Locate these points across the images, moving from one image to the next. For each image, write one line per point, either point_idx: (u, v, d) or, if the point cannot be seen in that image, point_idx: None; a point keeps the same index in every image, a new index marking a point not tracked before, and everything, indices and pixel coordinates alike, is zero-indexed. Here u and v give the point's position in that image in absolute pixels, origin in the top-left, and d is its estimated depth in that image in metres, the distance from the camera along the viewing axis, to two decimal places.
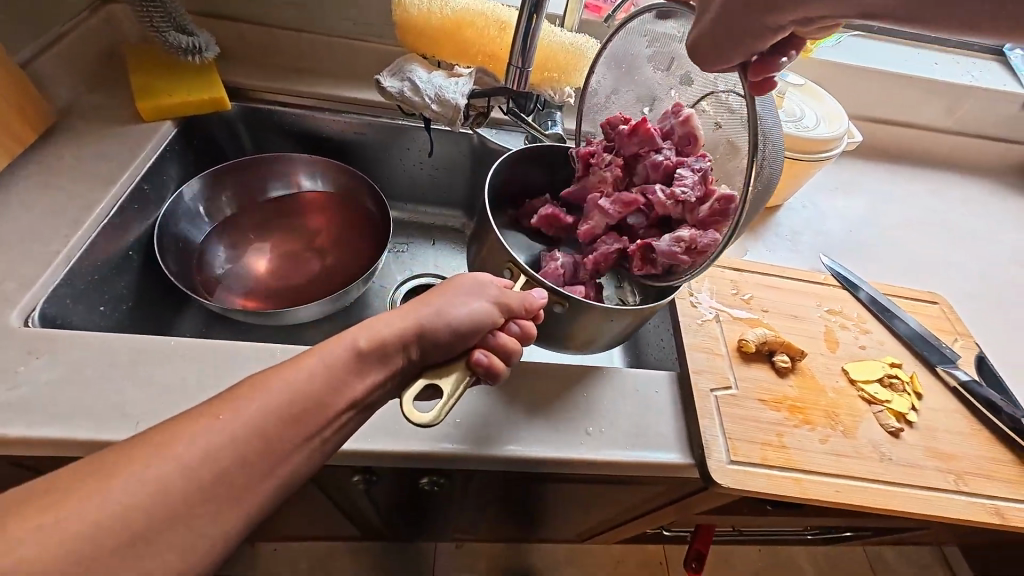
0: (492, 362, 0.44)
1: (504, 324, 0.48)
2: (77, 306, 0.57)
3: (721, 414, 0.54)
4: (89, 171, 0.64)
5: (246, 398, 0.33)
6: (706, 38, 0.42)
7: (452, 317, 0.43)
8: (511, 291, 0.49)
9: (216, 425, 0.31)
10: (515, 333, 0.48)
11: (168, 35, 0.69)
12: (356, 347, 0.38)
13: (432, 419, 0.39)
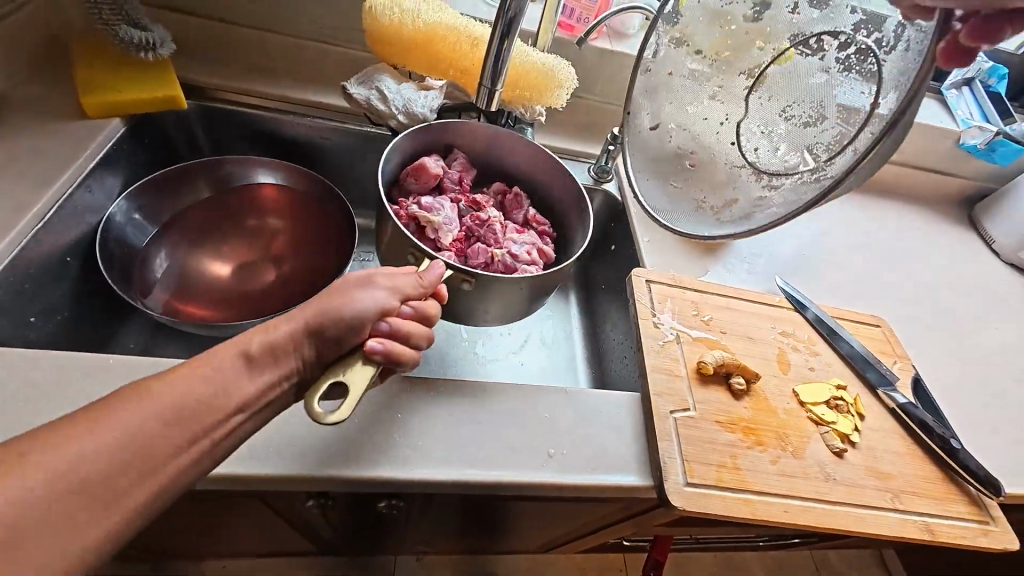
0: (394, 352, 0.43)
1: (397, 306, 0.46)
2: (3, 319, 0.53)
3: (679, 436, 0.55)
4: (24, 170, 0.59)
5: (133, 400, 0.33)
6: None
7: (343, 316, 0.41)
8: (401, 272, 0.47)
9: (110, 417, 0.32)
10: (411, 316, 0.47)
11: (119, 29, 0.65)
12: (244, 353, 0.38)
13: (338, 419, 0.38)
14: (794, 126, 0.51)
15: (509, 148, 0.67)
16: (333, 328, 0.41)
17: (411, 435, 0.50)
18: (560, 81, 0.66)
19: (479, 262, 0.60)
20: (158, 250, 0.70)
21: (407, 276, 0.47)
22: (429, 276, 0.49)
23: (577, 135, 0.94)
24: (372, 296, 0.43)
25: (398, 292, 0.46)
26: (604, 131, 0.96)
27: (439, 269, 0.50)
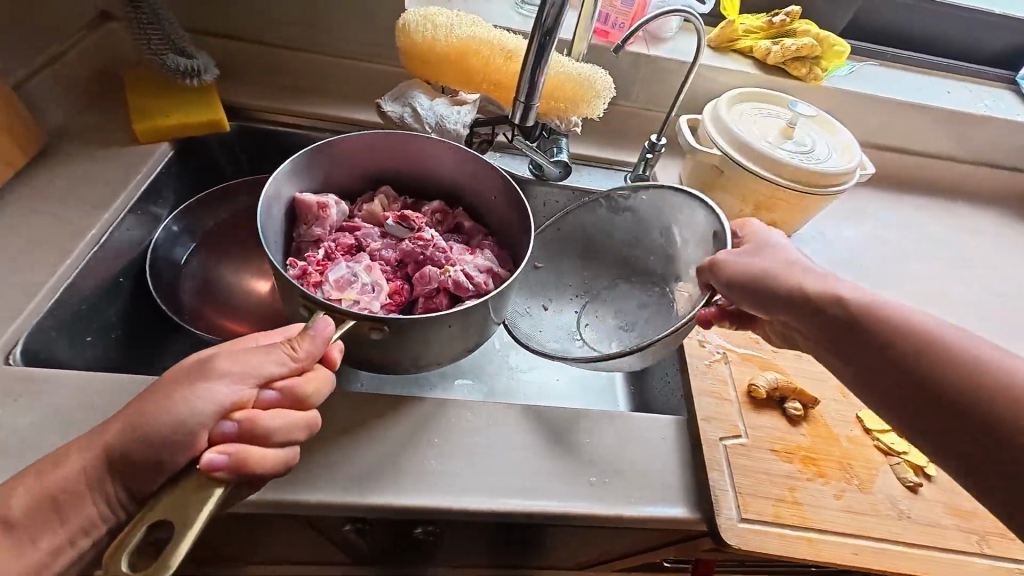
0: (250, 455, 0.37)
1: (249, 398, 0.40)
2: (62, 340, 0.55)
3: (730, 466, 0.51)
4: (80, 197, 0.62)
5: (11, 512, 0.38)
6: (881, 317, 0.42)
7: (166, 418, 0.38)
8: (250, 354, 0.41)
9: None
10: (282, 402, 0.41)
11: (166, 57, 0.67)
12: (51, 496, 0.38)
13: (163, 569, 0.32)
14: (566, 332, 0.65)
15: (430, 154, 0.63)
16: (143, 443, 0.38)
17: (447, 460, 0.49)
18: (596, 91, 0.63)
19: (427, 290, 0.55)
20: (201, 269, 0.71)
21: (280, 352, 0.41)
22: (317, 340, 0.41)
23: (612, 143, 0.91)
24: (210, 394, 0.39)
25: (260, 379, 0.40)
26: (639, 137, 0.93)
27: (328, 322, 0.42)
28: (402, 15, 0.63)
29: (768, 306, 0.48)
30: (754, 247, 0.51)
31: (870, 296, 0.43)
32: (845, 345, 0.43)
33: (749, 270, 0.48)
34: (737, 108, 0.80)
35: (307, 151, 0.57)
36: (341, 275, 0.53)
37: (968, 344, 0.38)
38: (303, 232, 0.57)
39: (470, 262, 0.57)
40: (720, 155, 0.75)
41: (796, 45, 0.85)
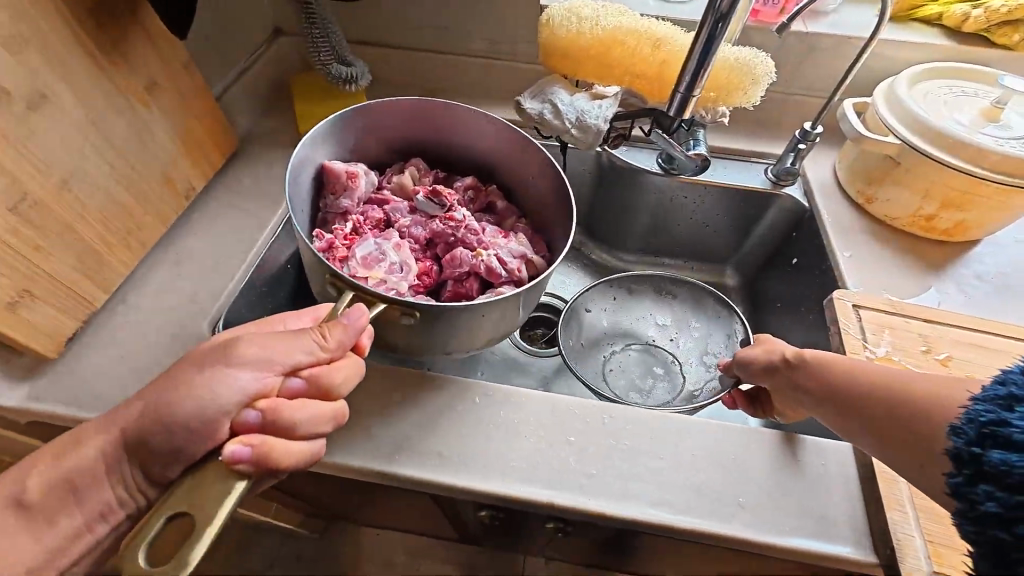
0: (266, 453, 0.38)
1: (278, 385, 0.41)
2: (249, 316, 0.63)
3: (916, 508, 0.44)
4: (261, 192, 0.71)
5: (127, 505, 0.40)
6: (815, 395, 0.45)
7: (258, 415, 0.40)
8: (274, 342, 0.41)
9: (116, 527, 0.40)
10: (304, 391, 0.42)
11: (331, 66, 0.73)
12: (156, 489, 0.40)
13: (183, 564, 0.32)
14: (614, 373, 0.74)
15: (463, 126, 0.64)
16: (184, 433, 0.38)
17: (585, 462, 0.48)
18: (755, 77, 0.57)
19: (457, 274, 0.57)
20: None
21: (303, 340, 0.42)
22: (344, 328, 0.43)
23: (752, 133, 0.83)
24: (240, 382, 0.40)
25: (280, 366, 0.41)
26: (784, 126, 0.84)
27: (361, 311, 0.43)
28: (546, 9, 0.62)
29: (781, 387, 0.49)
30: (766, 346, 0.51)
31: (855, 372, 0.43)
32: (831, 411, 0.44)
33: (751, 364, 0.51)
34: (922, 87, 0.68)
35: (333, 123, 0.60)
36: (369, 252, 0.55)
37: (915, 392, 0.40)
38: (330, 202, 0.60)
39: (504, 246, 0.59)
40: (898, 143, 0.65)
41: (1006, 8, 0.70)
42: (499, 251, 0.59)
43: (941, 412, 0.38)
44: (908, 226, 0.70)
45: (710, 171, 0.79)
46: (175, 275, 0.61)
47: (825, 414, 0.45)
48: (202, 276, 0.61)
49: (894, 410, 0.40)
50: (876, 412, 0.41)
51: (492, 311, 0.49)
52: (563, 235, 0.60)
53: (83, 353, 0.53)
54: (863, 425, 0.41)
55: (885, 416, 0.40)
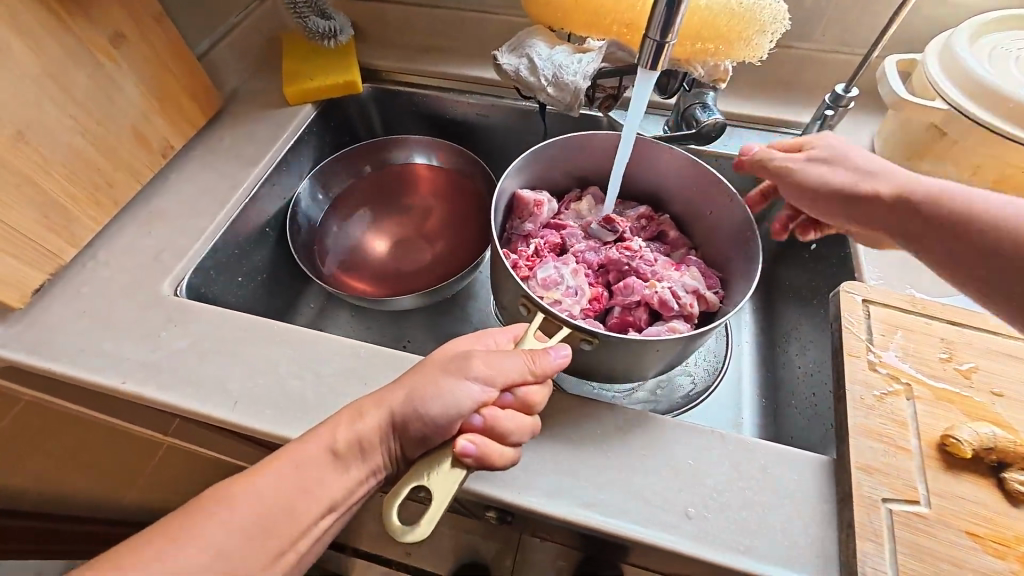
0: (491, 452, 0.38)
1: (498, 395, 0.41)
2: (218, 277, 0.64)
3: (895, 541, 0.38)
4: (240, 153, 0.71)
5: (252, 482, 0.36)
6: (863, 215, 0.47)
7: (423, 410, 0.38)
8: (511, 358, 0.40)
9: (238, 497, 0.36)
10: (516, 405, 0.41)
11: (309, 21, 0.72)
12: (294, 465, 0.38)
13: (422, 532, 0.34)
14: None
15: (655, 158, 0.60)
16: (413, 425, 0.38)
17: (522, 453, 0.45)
18: (761, 24, 0.49)
19: (630, 303, 0.54)
20: (332, 224, 0.78)
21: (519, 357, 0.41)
22: (552, 358, 0.42)
23: (778, 97, 0.73)
24: (468, 390, 0.39)
25: (506, 381, 0.40)
26: (818, 89, 0.73)
27: (563, 348, 0.43)
28: None
29: (865, 219, 0.47)
30: (820, 154, 0.50)
31: (928, 185, 0.44)
32: (914, 233, 0.44)
33: (829, 181, 0.48)
34: (987, 40, 0.56)
35: (538, 150, 0.58)
36: (549, 275, 0.54)
37: (1005, 212, 0.40)
38: (518, 229, 0.60)
39: (678, 279, 0.54)
40: (945, 108, 0.54)
41: None
42: (685, 283, 0.54)
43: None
44: None
45: (722, 140, 0.70)
46: (145, 233, 0.62)
47: (915, 242, 0.44)
48: (172, 236, 0.62)
49: (1002, 257, 0.39)
50: (982, 243, 0.40)
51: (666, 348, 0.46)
52: (746, 279, 0.52)
53: (50, 304, 0.56)
54: (953, 258, 0.42)
55: (988, 264, 0.40)
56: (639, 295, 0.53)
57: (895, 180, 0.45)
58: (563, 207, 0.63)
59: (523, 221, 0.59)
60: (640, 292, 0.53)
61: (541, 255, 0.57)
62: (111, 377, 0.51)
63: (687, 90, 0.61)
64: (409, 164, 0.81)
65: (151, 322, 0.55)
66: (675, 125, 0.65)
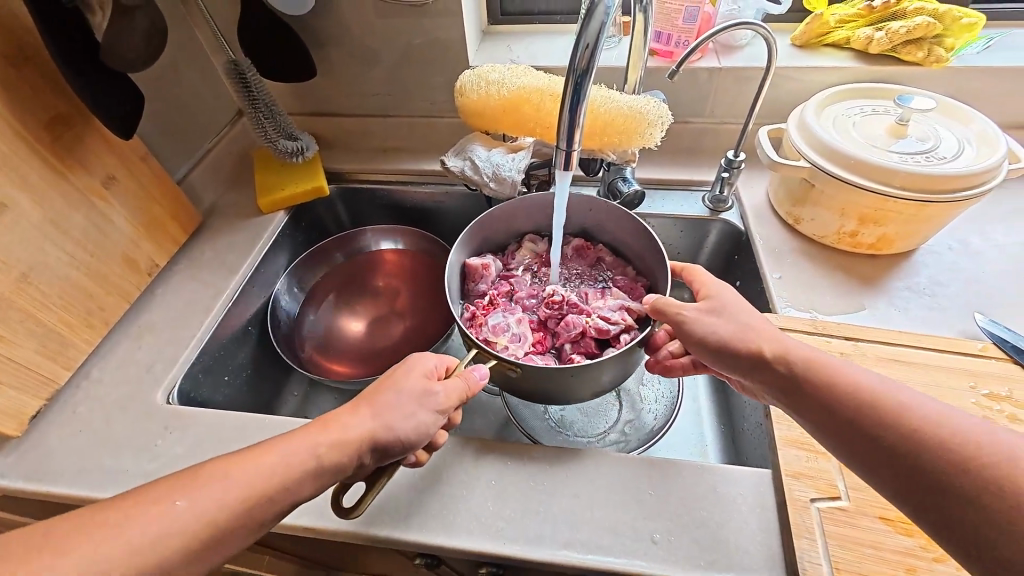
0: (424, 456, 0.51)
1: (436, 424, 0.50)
2: (207, 380, 0.69)
3: (826, 535, 0.44)
4: (221, 262, 0.77)
5: (204, 524, 0.38)
6: (750, 359, 0.47)
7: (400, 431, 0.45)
8: (456, 379, 0.49)
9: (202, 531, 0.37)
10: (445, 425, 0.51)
11: (279, 143, 0.82)
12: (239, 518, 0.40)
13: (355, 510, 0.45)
14: (557, 414, 0.76)
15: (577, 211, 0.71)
16: (396, 447, 0.45)
17: (504, 505, 0.50)
18: (648, 121, 0.62)
19: (575, 334, 0.60)
20: (309, 312, 0.84)
21: (457, 385, 0.49)
22: (476, 376, 0.51)
23: (686, 161, 0.86)
24: (412, 424, 0.46)
25: (451, 406, 0.48)
26: (718, 153, 0.87)
27: (484, 369, 0.52)
28: (460, 78, 0.68)
29: (763, 362, 0.46)
30: (714, 307, 0.50)
31: (809, 352, 0.45)
32: (799, 394, 0.44)
33: (723, 338, 0.48)
34: (829, 111, 0.70)
35: (478, 220, 0.67)
36: (498, 322, 0.61)
37: (865, 384, 0.41)
38: (472, 289, 0.66)
39: (605, 307, 0.63)
40: (809, 166, 0.67)
41: (906, 28, 0.72)
42: (618, 308, 0.62)
43: (903, 424, 0.38)
44: (836, 243, 0.72)
45: (647, 203, 0.82)
46: (135, 348, 0.67)
47: (801, 398, 0.44)
48: (162, 347, 0.67)
49: (865, 428, 0.40)
50: (842, 411, 0.41)
51: (583, 372, 0.54)
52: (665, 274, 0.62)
53: (46, 429, 0.59)
54: (832, 413, 0.41)
55: (847, 427, 0.41)
56: (581, 323, 0.60)
57: (775, 339, 0.47)
58: (507, 259, 0.71)
59: (477, 283, 0.67)
60: (582, 321, 0.61)
61: (494, 302, 0.65)
62: (108, 491, 0.53)
63: (608, 168, 0.72)
64: (377, 251, 0.89)
65: (146, 432, 0.58)
66: (604, 195, 0.75)
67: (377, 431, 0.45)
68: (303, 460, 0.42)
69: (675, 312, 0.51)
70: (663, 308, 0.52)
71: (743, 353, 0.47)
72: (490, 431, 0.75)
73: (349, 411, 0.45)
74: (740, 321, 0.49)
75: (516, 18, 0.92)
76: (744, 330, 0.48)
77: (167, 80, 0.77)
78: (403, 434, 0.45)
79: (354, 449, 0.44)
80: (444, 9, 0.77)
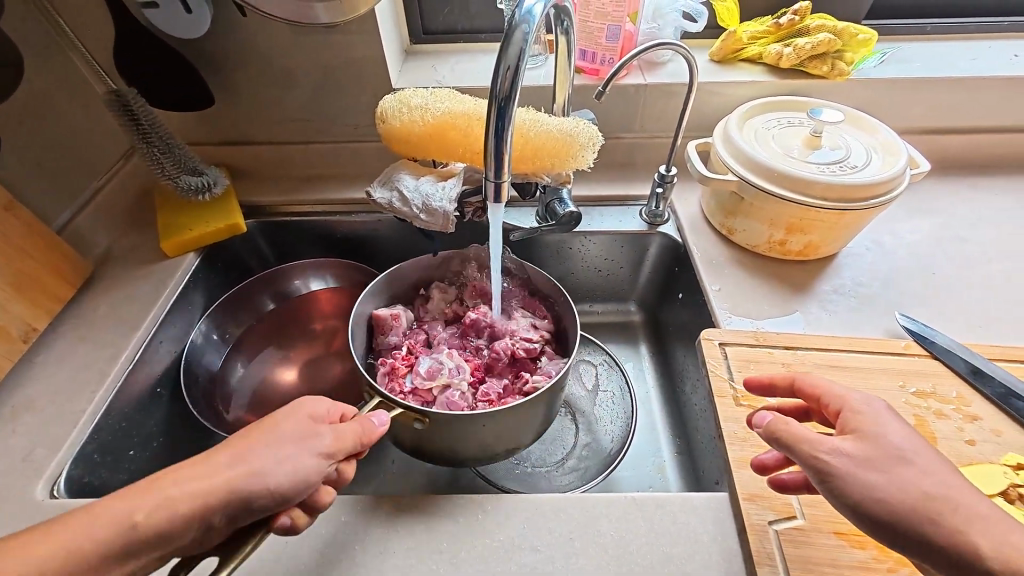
0: (303, 517, 0.43)
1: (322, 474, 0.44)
2: (106, 461, 0.59)
3: (785, 558, 0.44)
4: (118, 318, 0.68)
5: None
6: (883, 518, 0.37)
7: (270, 479, 0.39)
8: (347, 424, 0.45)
9: None
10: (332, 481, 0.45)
11: (181, 179, 0.74)
12: None
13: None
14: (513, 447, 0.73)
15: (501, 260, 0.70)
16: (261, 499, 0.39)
17: (460, 571, 0.46)
18: (580, 144, 0.61)
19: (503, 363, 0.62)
20: (233, 364, 0.75)
21: (349, 428, 0.44)
22: (374, 422, 0.47)
23: (622, 177, 0.87)
24: (286, 468, 0.40)
25: (341, 451, 0.43)
26: (650, 167, 0.88)
27: (385, 415, 0.48)
28: (380, 103, 0.64)
29: (899, 520, 0.37)
30: (862, 449, 0.40)
31: (961, 517, 0.36)
32: (931, 555, 0.36)
33: (883, 502, 0.37)
34: (750, 125, 0.72)
35: (387, 273, 0.66)
36: (429, 367, 0.59)
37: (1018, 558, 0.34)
38: (386, 344, 0.63)
39: (521, 326, 0.65)
40: (737, 180, 0.68)
41: (811, 44, 0.76)
42: (533, 327, 0.65)
43: None
44: (767, 251, 0.74)
45: (586, 222, 0.81)
46: (8, 431, 0.57)
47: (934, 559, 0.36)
48: (43, 427, 0.57)
49: None
50: None
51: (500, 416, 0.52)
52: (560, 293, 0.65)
53: None
54: None
55: None
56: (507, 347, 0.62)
57: (920, 494, 0.37)
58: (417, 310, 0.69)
59: (388, 335, 0.64)
60: (508, 345, 0.63)
61: (412, 352, 0.62)
62: None
63: (544, 190, 0.71)
64: (308, 291, 0.81)
65: None
66: (542, 217, 0.73)
67: (237, 482, 0.38)
68: (124, 527, 0.36)
69: (816, 461, 0.39)
70: (792, 447, 0.40)
71: (880, 510, 0.37)
72: (440, 474, 0.70)
73: (204, 460, 0.39)
74: (874, 467, 0.39)
75: (439, 36, 0.89)
76: (880, 481, 0.38)
77: (34, 113, 0.67)
78: (273, 483, 0.39)
79: (203, 506, 0.37)
80: (360, 30, 0.73)
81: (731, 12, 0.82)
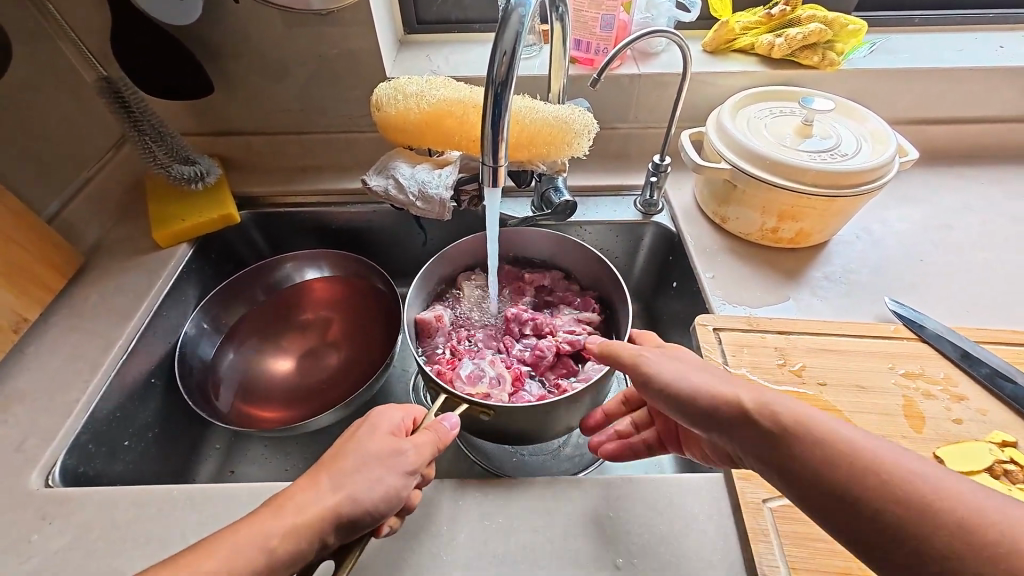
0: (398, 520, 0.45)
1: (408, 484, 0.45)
2: (100, 450, 0.59)
3: (780, 533, 0.45)
4: (111, 308, 0.67)
5: None
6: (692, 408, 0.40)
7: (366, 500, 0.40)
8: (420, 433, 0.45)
9: None
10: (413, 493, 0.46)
11: (174, 168, 0.73)
12: None
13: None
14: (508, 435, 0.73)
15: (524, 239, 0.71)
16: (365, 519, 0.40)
17: (461, 552, 0.46)
18: (576, 131, 0.61)
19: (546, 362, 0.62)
20: (228, 354, 0.74)
21: (427, 438, 0.44)
22: (446, 426, 0.47)
23: (616, 167, 0.87)
24: (378, 485, 0.40)
25: (421, 465, 0.43)
26: (644, 157, 0.88)
27: (454, 418, 0.48)
28: (375, 91, 0.64)
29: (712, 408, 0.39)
30: (671, 359, 0.45)
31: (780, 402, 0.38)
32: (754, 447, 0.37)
33: (686, 392, 0.41)
34: (743, 114, 0.73)
35: (423, 272, 0.66)
36: (471, 370, 0.59)
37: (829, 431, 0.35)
38: (431, 348, 0.64)
39: (564, 324, 0.66)
40: (730, 168, 0.69)
41: (802, 34, 0.77)
42: (575, 324, 0.66)
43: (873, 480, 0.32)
44: (760, 239, 0.75)
45: (581, 211, 0.82)
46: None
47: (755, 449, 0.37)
48: (34, 418, 0.56)
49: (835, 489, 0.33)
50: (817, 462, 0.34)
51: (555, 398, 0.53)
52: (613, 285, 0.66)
53: None
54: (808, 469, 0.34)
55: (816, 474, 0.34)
56: (552, 346, 0.63)
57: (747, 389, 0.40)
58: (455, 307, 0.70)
59: (432, 339, 0.64)
60: (552, 344, 0.63)
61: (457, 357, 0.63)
62: None
63: (540, 178, 0.71)
64: (302, 281, 0.81)
65: (17, 525, 0.49)
66: (538, 206, 0.74)
67: (341, 506, 0.39)
68: (263, 551, 0.37)
69: (632, 363, 0.45)
70: (618, 360, 0.46)
71: (689, 400, 0.41)
72: (439, 463, 0.71)
73: (306, 487, 0.40)
74: (699, 370, 0.43)
75: (433, 26, 0.88)
76: (695, 378, 0.42)
77: (22, 101, 0.66)
78: (374, 505, 0.40)
79: (315, 533, 0.38)
80: (354, 19, 0.73)
81: (723, 3, 0.83)
